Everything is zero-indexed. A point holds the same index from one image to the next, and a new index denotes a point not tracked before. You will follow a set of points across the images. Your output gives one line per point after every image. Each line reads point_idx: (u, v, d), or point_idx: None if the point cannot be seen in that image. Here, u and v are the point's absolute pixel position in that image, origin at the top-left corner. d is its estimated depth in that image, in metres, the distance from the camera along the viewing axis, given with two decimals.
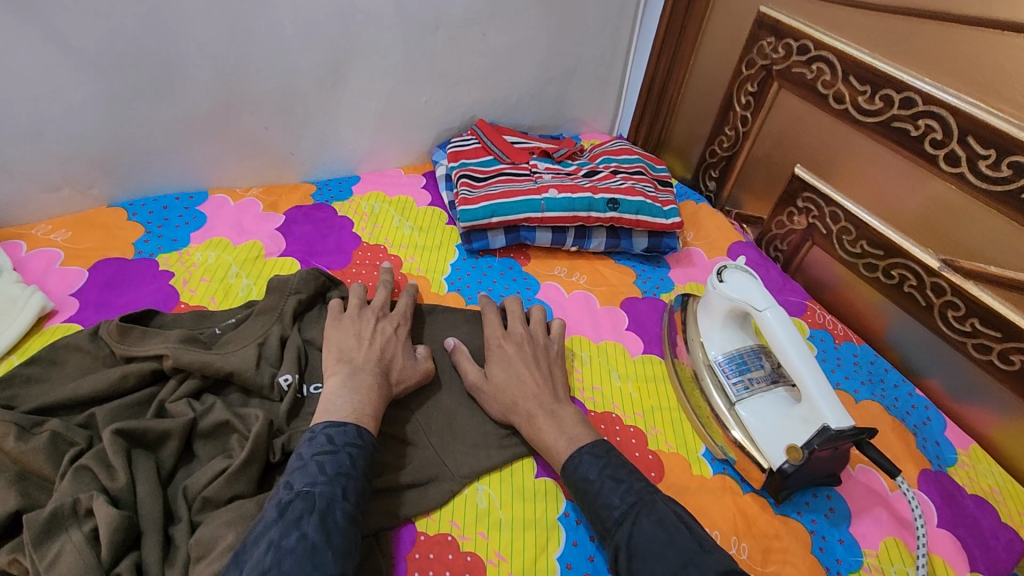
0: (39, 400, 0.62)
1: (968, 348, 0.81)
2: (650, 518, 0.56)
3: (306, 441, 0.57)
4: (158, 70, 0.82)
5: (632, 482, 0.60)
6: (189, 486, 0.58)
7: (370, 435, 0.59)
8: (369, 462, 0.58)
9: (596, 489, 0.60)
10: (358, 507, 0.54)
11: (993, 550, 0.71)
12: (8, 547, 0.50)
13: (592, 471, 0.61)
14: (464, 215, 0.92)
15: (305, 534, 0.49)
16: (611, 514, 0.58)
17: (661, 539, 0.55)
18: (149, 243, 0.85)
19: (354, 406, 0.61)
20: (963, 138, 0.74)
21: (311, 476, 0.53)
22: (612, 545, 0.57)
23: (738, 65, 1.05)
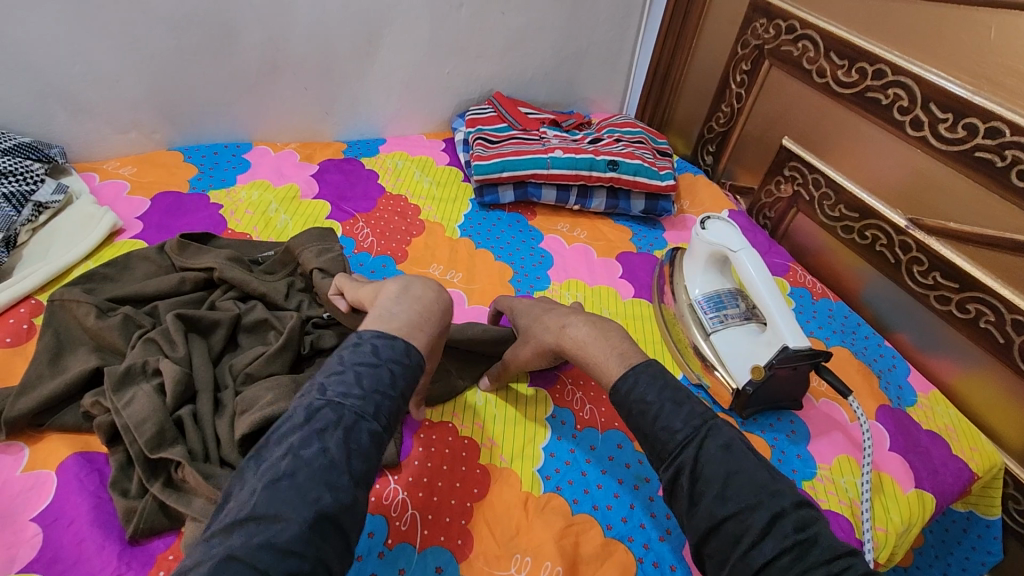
0: (113, 291, 0.74)
1: (930, 300, 0.89)
2: (716, 443, 0.55)
3: (353, 347, 0.56)
4: (216, 30, 0.94)
5: (693, 406, 0.58)
6: (234, 363, 0.69)
7: (418, 355, 0.58)
8: (411, 381, 0.57)
9: (655, 412, 0.58)
10: (385, 428, 0.53)
11: (940, 475, 0.78)
12: (92, 393, 0.62)
13: (650, 393, 0.59)
14: (478, 170, 1.03)
15: (326, 449, 0.49)
16: (673, 437, 0.56)
17: (727, 466, 0.54)
18: (202, 181, 0.97)
19: (408, 316, 0.61)
20: (926, 105, 0.82)
21: (346, 387, 0.53)
22: (673, 467, 0.55)
23: (734, 46, 1.14)
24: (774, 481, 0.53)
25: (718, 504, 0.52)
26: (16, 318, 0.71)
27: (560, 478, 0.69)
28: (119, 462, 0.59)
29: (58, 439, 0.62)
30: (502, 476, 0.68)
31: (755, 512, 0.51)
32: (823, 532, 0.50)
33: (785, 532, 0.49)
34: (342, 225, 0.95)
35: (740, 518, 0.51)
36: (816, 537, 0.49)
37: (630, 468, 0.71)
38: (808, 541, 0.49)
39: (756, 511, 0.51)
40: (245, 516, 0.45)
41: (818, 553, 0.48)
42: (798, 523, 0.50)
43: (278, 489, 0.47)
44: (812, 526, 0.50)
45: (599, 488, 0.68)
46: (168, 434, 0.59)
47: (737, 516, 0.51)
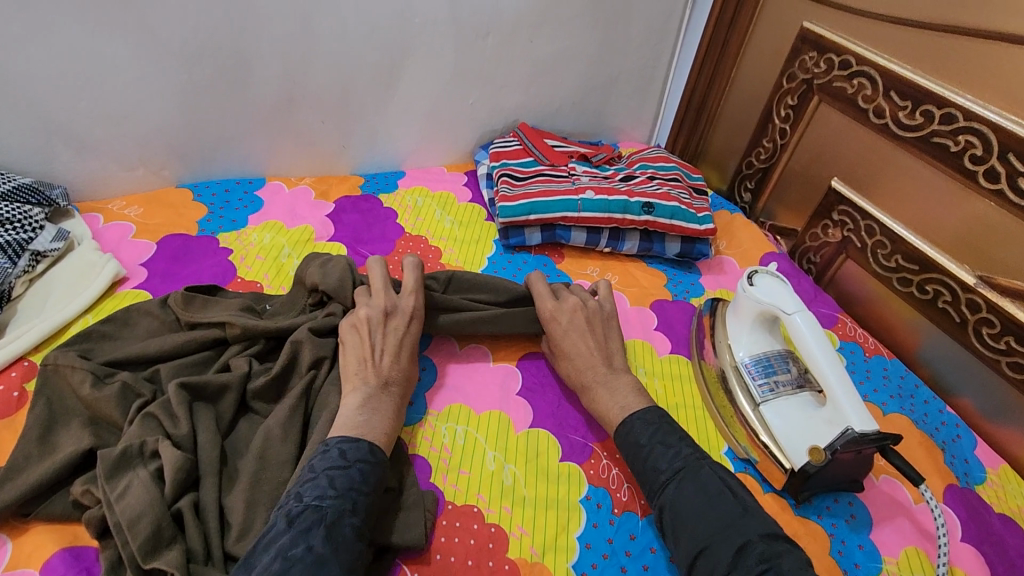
0: (112, 353, 0.68)
1: (1002, 366, 0.80)
2: (695, 484, 0.60)
3: (319, 454, 0.57)
4: (231, 64, 0.89)
5: (681, 449, 0.63)
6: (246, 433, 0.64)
7: (382, 453, 0.59)
8: (380, 479, 0.57)
9: (646, 454, 0.63)
10: (365, 523, 0.53)
11: (1019, 570, 0.70)
12: (82, 479, 0.56)
13: (643, 437, 0.65)
14: (504, 211, 0.96)
15: (313, 546, 0.49)
16: (659, 476, 0.62)
17: (700, 504, 0.58)
18: (211, 223, 0.91)
19: (372, 424, 0.61)
20: (1003, 155, 0.74)
21: (321, 490, 0.53)
22: (657, 505, 0.61)
23: (778, 78, 1.07)
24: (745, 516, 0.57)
25: (694, 538, 0.57)
26: (7, 384, 0.66)
27: (598, 575, 0.62)
28: (110, 561, 0.53)
29: (45, 532, 0.56)
30: (533, 573, 0.61)
31: (723, 547, 0.55)
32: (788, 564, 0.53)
33: (750, 564, 0.53)
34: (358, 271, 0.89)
35: (712, 553, 0.55)
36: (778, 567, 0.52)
37: (674, 563, 0.64)
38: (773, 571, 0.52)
39: (723, 544, 0.55)
40: None
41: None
42: (763, 554, 0.53)
43: None
44: (777, 558, 0.53)
45: None
46: (166, 532, 0.52)
47: (708, 550, 0.55)
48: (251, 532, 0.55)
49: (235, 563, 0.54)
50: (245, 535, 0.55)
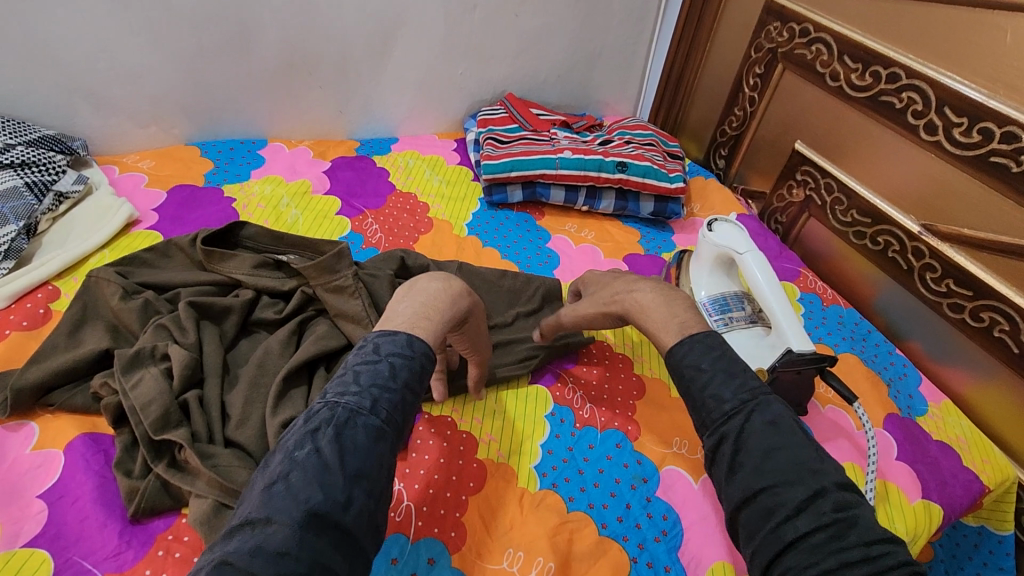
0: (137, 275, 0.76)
1: (944, 308, 0.87)
2: (763, 418, 0.52)
3: (356, 351, 0.54)
4: (237, 31, 0.97)
5: (745, 379, 0.55)
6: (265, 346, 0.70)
7: (422, 345, 0.54)
8: (417, 374, 0.53)
9: (706, 379, 0.55)
10: (387, 424, 0.49)
11: (949, 486, 0.76)
12: (101, 374, 0.64)
13: (704, 361, 0.56)
14: (487, 169, 1.04)
15: (318, 448, 0.45)
16: (720, 406, 0.53)
17: (770, 440, 0.50)
18: (217, 176, 0.99)
19: (414, 312, 0.57)
20: (940, 108, 0.81)
21: (344, 386, 0.50)
22: (715, 435, 0.53)
23: (748, 50, 1.14)
24: (820, 461, 0.49)
25: (755, 475, 0.49)
26: (34, 302, 0.74)
27: (557, 475, 0.69)
28: (124, 444, 0.60)
29: (69, 419, 0.63)
30: (498, 471, 0.68)
31: (793, 487, 0.47)
32: (866, 517, 0.46)
33: (823, 510, 0.45)
34: (351, 221, 0.97)
35: (776, 492, 0.47)
36: (855, 519, 0.45)
37: (628, 468, 0.70)
38: (848, 521, 0.44)
39: (795, 485, 0.47)
40: (239, 526, 0.42)
41: (856, 536, 0.43)
42: (839, 503, 0.46)
43: (270, 494, 0.43)
44: (853, 507, 0.46)
45: (596, 487, 0.68)
46: (173, 416, 0.60)
47: (773, 489, 0.47)
48: (248, 421, 0.63)
49: (236, 445, 0.61)
50: (243, 423, 0.62)
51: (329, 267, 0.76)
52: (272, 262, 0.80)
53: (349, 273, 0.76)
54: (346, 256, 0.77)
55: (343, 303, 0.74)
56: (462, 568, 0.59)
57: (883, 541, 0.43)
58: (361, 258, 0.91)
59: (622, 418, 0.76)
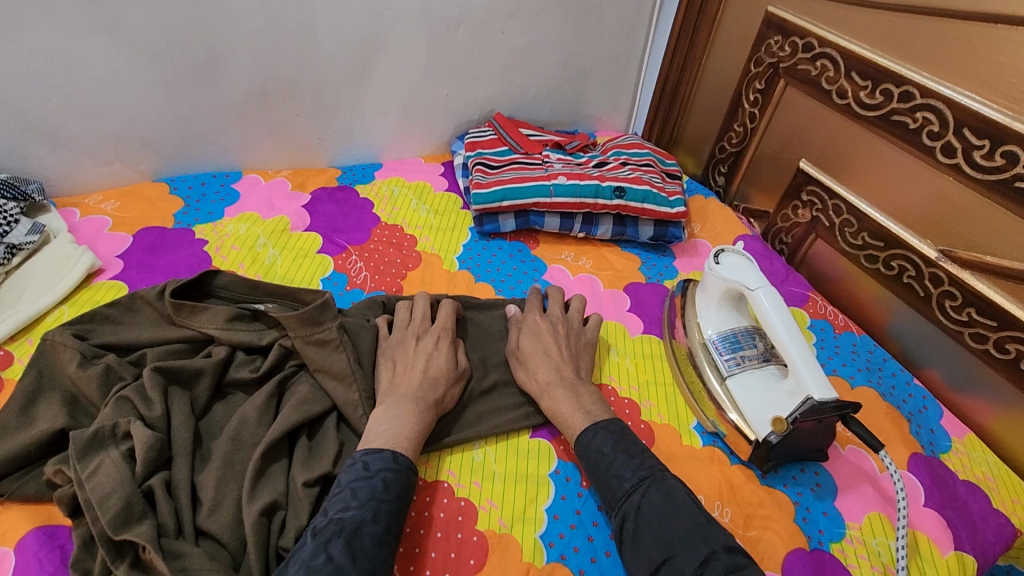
0: (105, 337, 0.70)
1: (965, 338, 0.82)
2: (660, 490, 0.59)
3: (345, 470, 0.58)
4: (203, 59, 0.90)
5: (644, 460, 0.62)
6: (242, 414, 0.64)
7: (407, 458, 0.59)
8: (406, 486, 0.57)
9: (609, 462, 0.62)
10: (388, 531, 0.53)
11: (980, 533, 0.71)
12: (55, 460, 0.57)
13: (606, 445, 0.64)
14: (477, 198, 0.98)
15: (332, 556, 0.49)
16: (622, 485, 0.60)
17: (664, 509, 0.57)
18: (187, 215, 0.92)
19: (394, 431, 0.61)
20: (958, 130, 0.76)
21: (344, 502, 0.54)
22: (619, 513, 0.59)
23: (747, 64, 1.09)
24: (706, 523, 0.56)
25: (656, 547, 0.55)
26: None
27: (565, 544, 0.63)
28: (81, 539, 0.54)
29: (20, 511, 0.57)
30: (500, 544, 0.62)
31: (688, 555, 0.53)
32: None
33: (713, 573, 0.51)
34: (334, 259, 0.91)
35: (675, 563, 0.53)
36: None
37: None
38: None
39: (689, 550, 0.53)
40: None
41: None
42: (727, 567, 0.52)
43: None
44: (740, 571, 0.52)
45: (608, 555, 0.63)
46: (136, 508, 0.53)
47: (673, 560, 0.53)
48: (222, 507, 0.56)
49: (208, 536, 0.55)
50: (216, 510, 0.56)
51: (313, 318, 0.69)
52: (248, 313, 0.73)
53: (335, 325, 0.69)
54: (331, 307, 0.70)
55: (327, 358, 0.68)
56: None
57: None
58: (344, 302, 0.84)
59: None
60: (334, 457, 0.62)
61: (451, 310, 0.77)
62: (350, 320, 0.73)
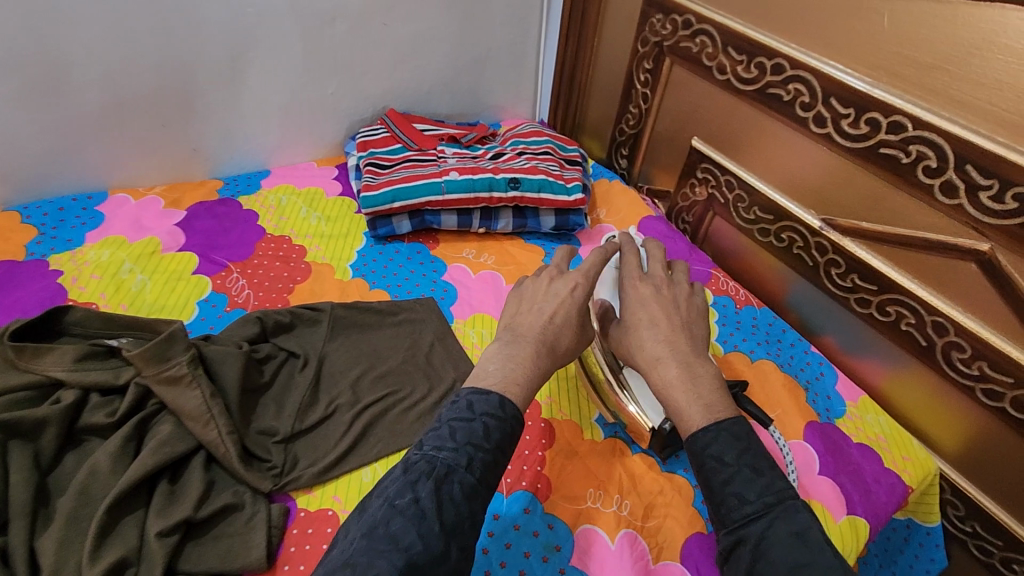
0: None
1: (851, 303, 0.84)
2: (788, 527, 0.45)
3: (450, 403, 0.53)
4: (44, 69, 0.82)
5: (773, 479, 0.48)
6: (96, 462, 0.58)
7: (514, 407, 0.52)
8: (510, 437, 0.51)
9: (728, 475, 0.49)
10: (481, 482, 0.48)
11: (873, 494, 0.73)
12: None
13: (728, 452, 0.50)
14: (365, 202, 0.94)
15: (417, 499, 0.45)
16: (743, 508, 0.47)
17: (796, 556, 0.43)
18: (41, 245, 0.84)
19: (504, 373, 0.55)
20: (827, 99, 0.77)
21: (440, 440, 0.49)
22: (733, 536, 0.47)
23: (634, 44, 1.07)
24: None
25: None
26: None
27: None
28: None
29: None
30: None
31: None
32: None
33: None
34: (212, 280, 0.85)
35: None
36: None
37: (538, 536, 0.64)
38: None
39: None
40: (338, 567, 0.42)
41: None
42: None
43: (373, 538, 0.43)
44: None
45: (503, 566, 0.61)
46: None
47: None
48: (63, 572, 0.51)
49: None
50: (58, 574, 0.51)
51: (159, 354, 0.64)
52: (102, 349, 0.68)
53: (186, 359, 0.65)
54: (179, 337, 0.66)
55: (180, 396, 0.63)
56: None
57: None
58: (221, 325, 0.79)
59: (531, 475, 0.69)
60: (197, 498, 0.57)
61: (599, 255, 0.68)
62: (209, 348, 0.68)
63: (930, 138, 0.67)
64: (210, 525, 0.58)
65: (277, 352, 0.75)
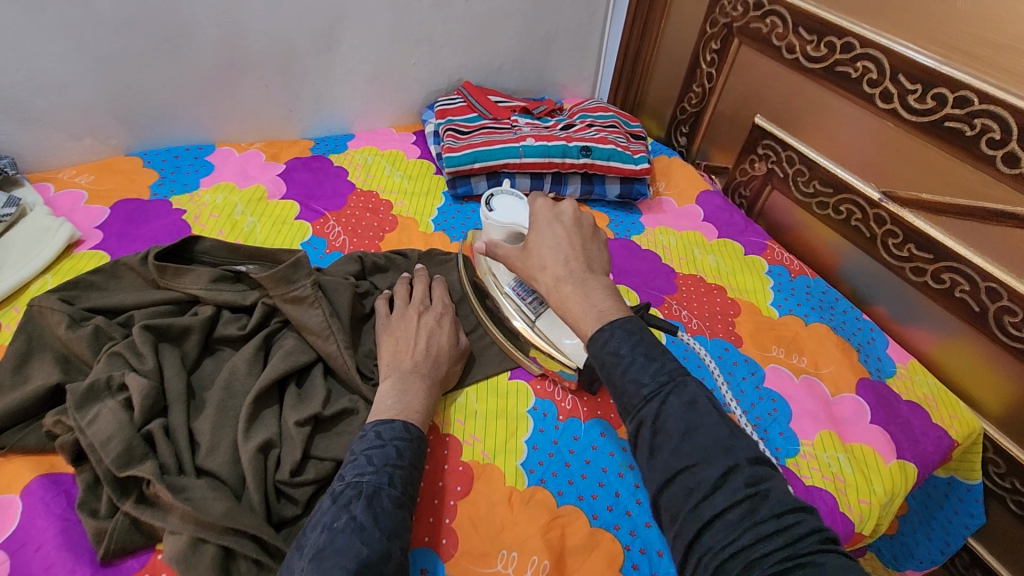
0: (94, 302, 0.72)
1: (906, 272, 0.89)
2: (681, 400, 0.48)
3: (358, 440, 0.59)
4: (169, 30, 0.91)
5: (666, 361, 0.50)
6: (236, 364, 0.67)
7: (417, 428, 0.61)
8: (417, 455, 0.59)
9: (626, 365, 0.50)
10: (404, 493, 0.55)
11: (921, 444, 0.78)
12: (54, 412, 0.59)
13: (624, 346, 0.51)
14: (449, 161, 1.01)
15: (354, 515, 0.50)
16: (639, 391, 0.49)
17: (687, 421, 0.47)
18: (163, 187, 0.94)
19: (402, 404, 0.63)
20: (895, 76, 0.82)
21: (360, 468, 0.55)
22: (634, 420, 0.48)
23: (702, 25, 1.13)
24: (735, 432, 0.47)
25: (674, 455, 0.46)
26: None
27: (544, 470, 0.68)
28: (86, 483, 0.57)
29: (23, 462, 0.60)
30: (484, 473, 0.67)
31: (710, 466, 0.44)
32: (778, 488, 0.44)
33: (736, 486, 0.43)
34: (312, 225, 0.93)
35: (694, 471, 0.45)
36: (768, 491, 0.43)
37: (614, 456, 0.71)
38: None
39: (709, 464, 0.44)
40: None
41: (767, 509, 0.42)
42: (749, 477, 0.44)
43: (322, 557, 0.47)
44: (766, 482, 0.44)
45: (584, 478, 0.68)
46: (137, 450, 0.56)
47: (691, 469, 0.45)
48: (220, 447, 0.60)
49: (208, 473, 0.58)
50: (214, 449, 0.59)
51: (286, 276, 0.72)
52: (231, 274, 0.76)
53: (309, 282, 0.72)
54: (304, 264, 0.73)
55: (304, 314, 0.71)
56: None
57: (795, 509, 0.42)
58: (324, 264, 0.87)
59: (605, 406, 0.76)
60: (324, 399, 0.65)
61: (442, 288, 0.81)
62: (325, 277, 0.76)
63: (995, 111, 0.72)
64: (334, 423, 0.66)
65: (374, 290, 0.83)
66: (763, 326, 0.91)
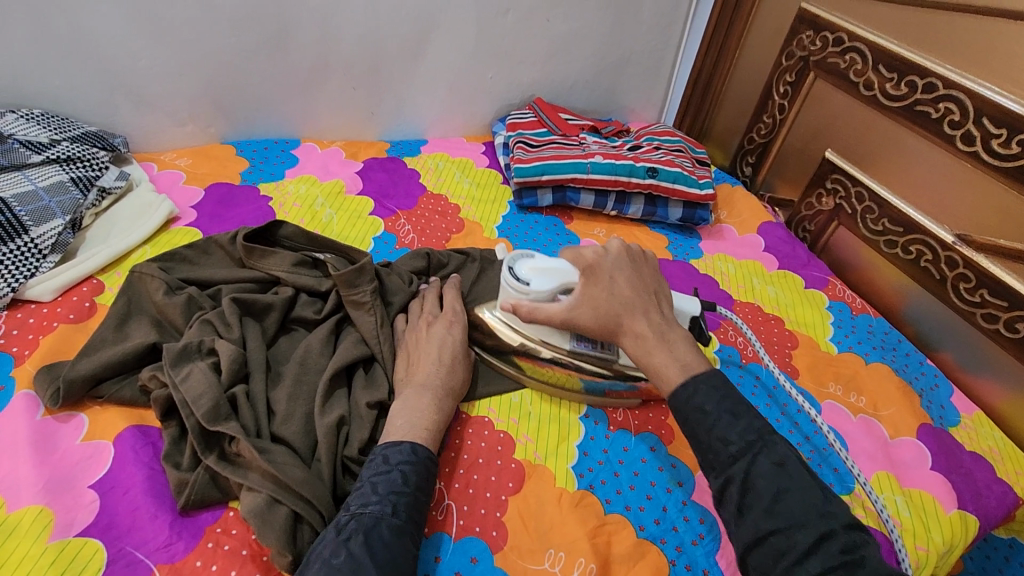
0: (188, 273, 0.78)
1: (977, 318, 0.87)
2: (769, 459, 0.51)
3: (367, 463, 0.59)
4: (274, 31, 0.98)
5: (752, 419, 0.53)
6: (312, 342, 0.71)
7: (425, 450, 0.60)
8: (425, 477, 0.59)
9: (713, 422, 0.53)
10: (407, 521, 0.55)
11: (984, 498, 0.75)
12: (149, 367, 0.64)
13: (709, 402, 0.54)
14: (519, 172, 1.04)
15: (352, 552, 0.50)
16: (726, 448, 0.52)
17: (780, 483, 0.50)
18: (252, 174, 1.00)
19: (412, 425, 0.63)
20: (978, 119, 0.81)
21: (364, 498, 0.55)
22: (722, 478, 0.52)
23: (778, 57, 1.15)
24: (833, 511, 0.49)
25: (767, 517, 0.49)
26: (79, 295, 0.76)
27: (594, 476, 0.69)
28: (173, 437, 0.61)
29: (116, 412, 0.65)
30: (536, 472, 0.69)
31: (804, 530, 0.47)
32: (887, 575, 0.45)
33: (832, 551, 0.46)
34: (384, 222, 0.98)
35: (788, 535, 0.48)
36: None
37: (663, 471, 0.71)
38: None
39: (805, 531, 0.47)
40: None
41: None
42: (848, 545, 0.46)
43: None
44: (862, 548, 0.46)
45: (633, 489, 0.69)
46: (222, 410, 0.60)
47: (786, 532, 0.48)
48: (294, 417, 0.64)
49: (282, 441, 0.62)
50: (289, 419, 0.63)
51: (351, 281, 0.74)
52: (310, 260, 0.80)
53: (370, 288, 0.75)
54: (367, 269, 0.75)
55: (361, 320, 0.74)
56: (505, 567, 0.60)
57: None
58: (393, 258, 0.91)
59: (656, 422, 0.77)
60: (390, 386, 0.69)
61: (454, 292, 0.80)
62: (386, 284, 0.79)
63: None
64: None
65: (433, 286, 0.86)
66: (820, 360, 0.90)
